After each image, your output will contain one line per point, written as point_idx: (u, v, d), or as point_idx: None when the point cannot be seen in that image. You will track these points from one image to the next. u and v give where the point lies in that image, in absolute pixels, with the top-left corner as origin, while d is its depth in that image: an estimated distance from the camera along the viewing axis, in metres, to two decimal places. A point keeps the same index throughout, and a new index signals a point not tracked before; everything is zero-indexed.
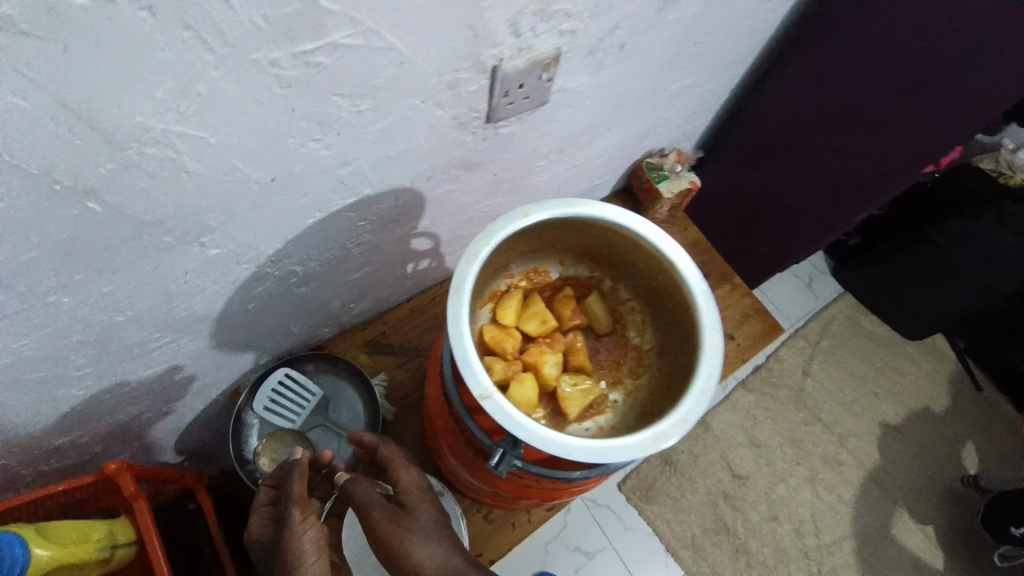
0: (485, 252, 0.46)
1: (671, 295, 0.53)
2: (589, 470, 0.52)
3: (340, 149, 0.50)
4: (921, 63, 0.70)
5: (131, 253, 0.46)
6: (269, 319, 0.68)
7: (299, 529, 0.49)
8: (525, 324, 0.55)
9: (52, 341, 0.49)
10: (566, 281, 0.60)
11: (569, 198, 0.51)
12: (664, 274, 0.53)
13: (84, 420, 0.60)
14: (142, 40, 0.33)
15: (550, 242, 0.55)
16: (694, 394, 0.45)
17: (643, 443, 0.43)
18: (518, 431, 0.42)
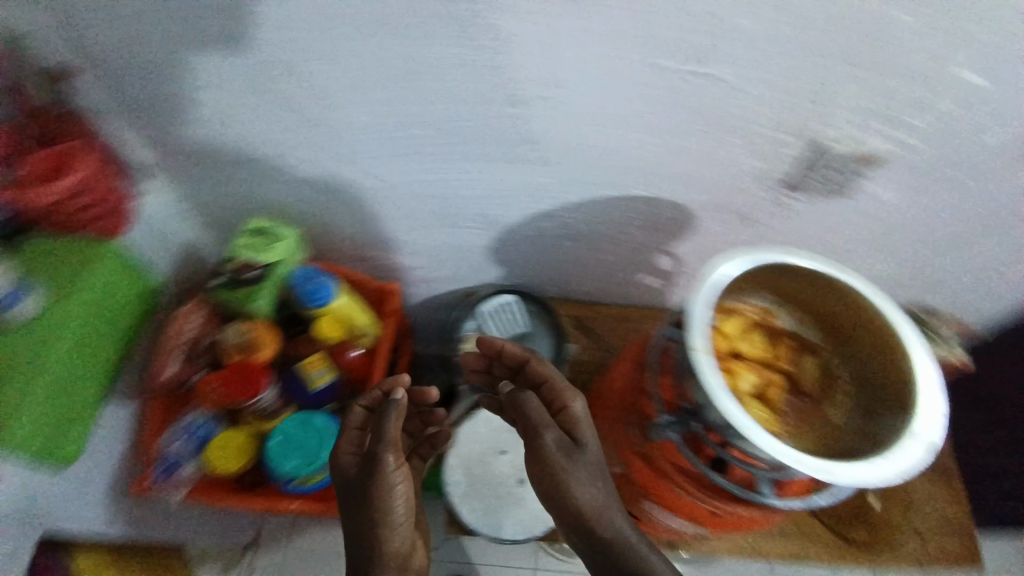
0: (749, 254, 0.54)
1: (891, 386, 0.54)
2: (733, 485, 0.55)
3: (667, 153, 0.63)
4: None
5: (502, 155, 0.66)
6: (528, 251, 0.86)
7: (391, 477, 0.59)
8: (740, 341, 0.60)
9: (424, 186, 0.72)
10: (791, 334, 0.63)
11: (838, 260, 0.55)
12: (894, 365, 0.54)
13: (392, 248, 0.85)
14: (616, 28, 0.49)
15: (799, 290, 0.60)
16: (883, 462, 0.47)
17: (808, 467, 0.46)
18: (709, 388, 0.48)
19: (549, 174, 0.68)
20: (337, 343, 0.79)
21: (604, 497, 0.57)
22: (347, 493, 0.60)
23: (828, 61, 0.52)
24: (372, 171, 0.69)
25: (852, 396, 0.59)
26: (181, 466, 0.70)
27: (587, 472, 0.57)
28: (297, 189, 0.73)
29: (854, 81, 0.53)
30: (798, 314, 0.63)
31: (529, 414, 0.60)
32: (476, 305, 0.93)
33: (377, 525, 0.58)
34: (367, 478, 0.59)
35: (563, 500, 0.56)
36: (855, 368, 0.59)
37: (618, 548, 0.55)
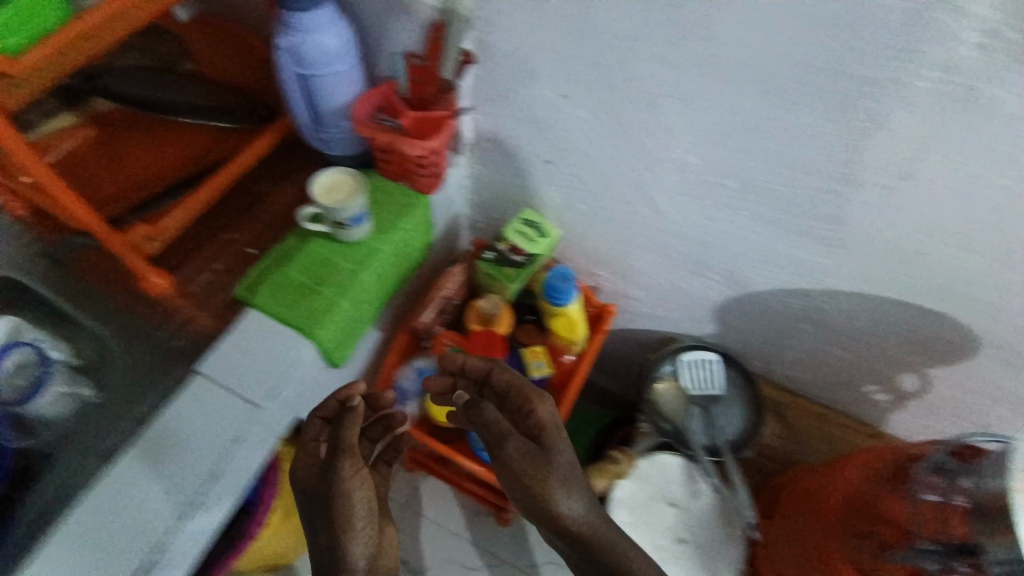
0: None
1: None
2: None
3: (987, 272, 0.61)
4: None
5: (800, 223, 0.67)
6: (758, 323, 0.86)
7: (348, 481, 0.59)
8: None
9: (698, 230, 0.75)
10: None
11: None
12: None
13: (626, 275, 0.89)
14: (1011, 138, 0.50)
15: None
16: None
17: None
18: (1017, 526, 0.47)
19: (836, 254, 0.68)
20: (554, 343, 0.83)
21: (575, 503, 0.60)
22: (312, 500, 0.61)
23: None
24: (660, 200, 0.74)
25: None
26: (407, 401, 0.80)
27: (554, 467, 0.60)
28: (581, 196, 0.80)
29: None
30: None
31: (481, 419, 0.61)
32: (678, 353, 0.93)
33: (340, 530, 0.59)
34: (328, 489, 0.59)
35: (527, 495, 0.59)
36: None
37: (584, 538, 0.61)
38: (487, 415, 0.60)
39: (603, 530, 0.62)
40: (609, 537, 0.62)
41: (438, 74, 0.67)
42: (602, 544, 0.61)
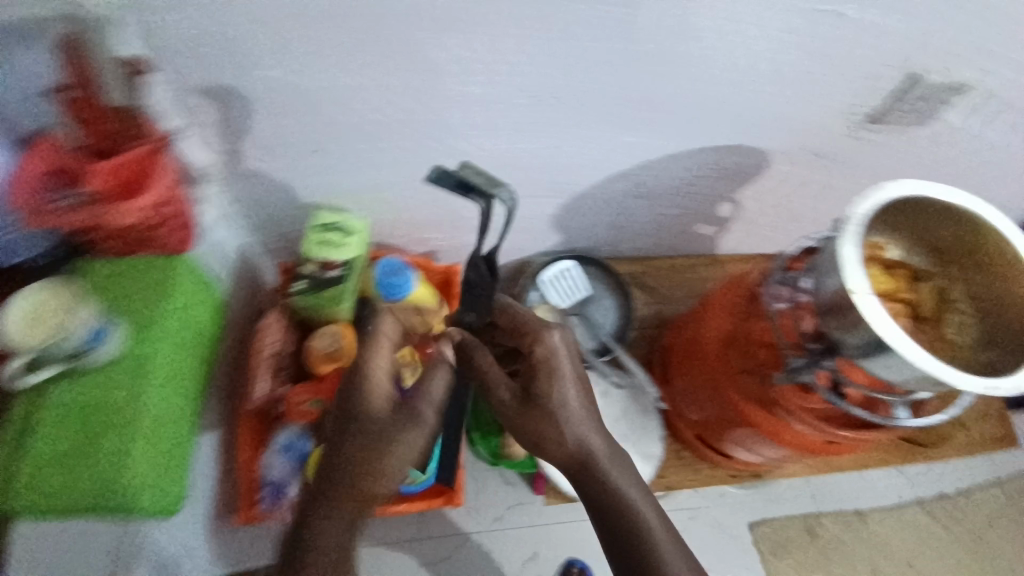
0: (879, 198, 0.52)
1: None
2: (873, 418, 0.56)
3: (757, 96, 0.63)
4: None
5: (597, 114, 0.63)
6: (594, 216, 0.85)
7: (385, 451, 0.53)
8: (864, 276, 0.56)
9: (507, 156, 0.68)
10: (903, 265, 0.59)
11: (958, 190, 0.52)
12: None
13: (457, 228, 0.82)
14: None
15: (916, 224, 0.56)
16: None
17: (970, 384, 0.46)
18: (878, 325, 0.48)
19: (635, 133, 0.67)
20: None
21: (580, 388, 0.61)
22: (350, 410, 0.54)
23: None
24: (452, 143, 0.65)
25: (970, 314, 0.56)
26: (284, 491, 0.67)
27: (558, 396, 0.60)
28: (378, 172, 0.68)
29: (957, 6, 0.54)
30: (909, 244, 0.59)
31: (553, 354, 0.61)
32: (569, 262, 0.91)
33: (374, 480, 0.54)
34: (416, 408, 0.55)
35: (569, 438, 0.60)
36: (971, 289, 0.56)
37: (580, 459, 0.60)
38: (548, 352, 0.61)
39: (604, 445, 0.61)
40: (589, 445, 0.60)
41: (95, 103, 0.47)
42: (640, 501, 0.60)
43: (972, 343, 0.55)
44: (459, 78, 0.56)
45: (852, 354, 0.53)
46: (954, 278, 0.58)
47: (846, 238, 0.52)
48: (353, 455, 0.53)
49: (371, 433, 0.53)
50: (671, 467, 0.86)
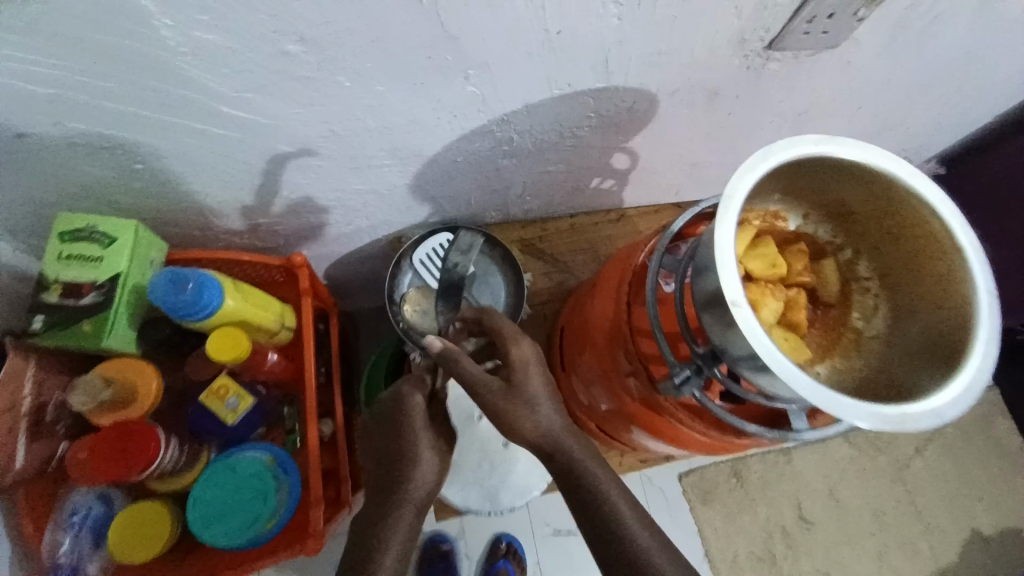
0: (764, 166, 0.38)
1: (943, 298, 0.40)
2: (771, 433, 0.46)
3: (627, 24, 0.47)
4: None
5: (415, 64, 0.46)
6: (462, 182, 0.69)
7: (416, 461, 0.53)
8: (752, 259, 0.45)
9: (311, 124, 0.51)
10: (801, 235, 0.48)
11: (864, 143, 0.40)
12: (939, 264, 0.40)
13: (287, 213, 0.65)
14: None
15: (813, 186, 0.44)
16: (962, 380, 0.35)
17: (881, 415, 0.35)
18: (761, 349, 0.35)
19: (477, 84, 0.50)
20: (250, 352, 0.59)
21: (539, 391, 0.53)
22: (381, 437, 0.56)
23: None
24: (217, 112, 0.47)
25: (881, 293, 0.45)
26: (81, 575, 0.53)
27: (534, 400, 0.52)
28: (132, 153, 0.50)
29: None
30: (806, 209, 0.47)
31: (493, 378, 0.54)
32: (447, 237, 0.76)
33: (408, 466, 0.53)
34: (399, 416, 0.56)
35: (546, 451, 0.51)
36: (881, 262, 0.45)
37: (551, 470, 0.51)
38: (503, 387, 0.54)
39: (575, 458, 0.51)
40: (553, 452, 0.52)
41: None
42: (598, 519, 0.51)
43: (884, 330, 0.44)
44: (166, 22, 0.37)
45: (737, 363, 0.42)
46: (861, 247, 0.47)
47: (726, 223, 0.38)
48: (400, 463, 0.54)
49: (406, 441, 0.54)
50: None
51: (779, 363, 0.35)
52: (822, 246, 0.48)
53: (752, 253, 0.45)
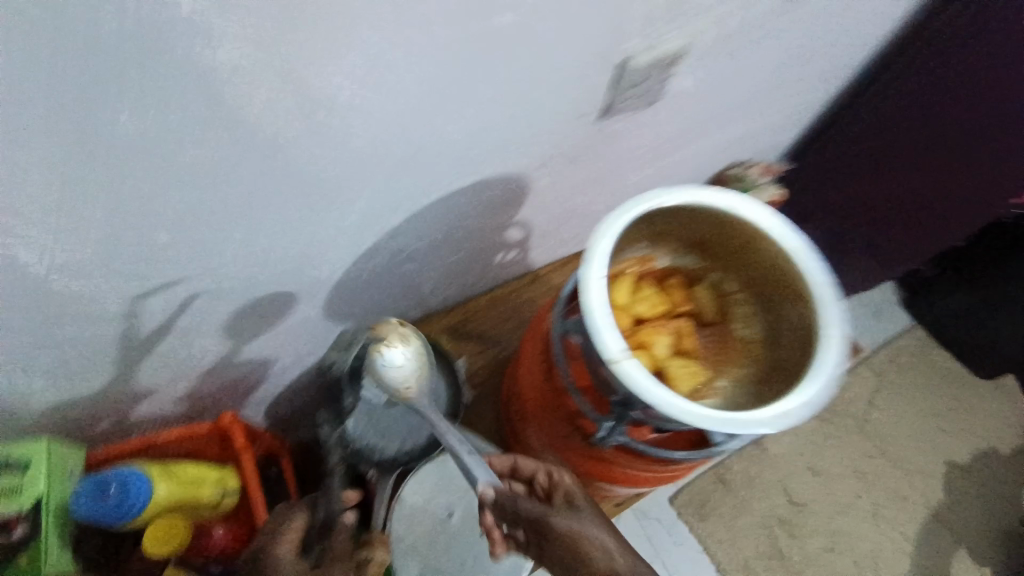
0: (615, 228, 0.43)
1: (790, 295, 0.46)
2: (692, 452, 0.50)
3: (474, 132, 0.52)
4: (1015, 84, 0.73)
5: (289, 214, 0.48)
6: (372, 294, 0.71)
7: None
8: (635, 306, 0.50)
9: (205, 290, 0.52)
10: (673, 269, 0.53)
11: (693, 184, 0.46)
12: (777, 266, 0.46)
13: (206, 374, 0.64)
14: (351, 14, 0.35)
15: (666, 228, 0.50)
16: (821, 371, 0.41)
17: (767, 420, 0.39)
18: (650, 396, 0.39)
19: (356, 211, 0.53)
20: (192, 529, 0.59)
21: (593, 517, 0.52)
22: None
23: None
24: (104, 309, 0.47)
25: (752, 303, 0.51)
26: None
27: (588, 532, 0.51)
28: (18, 372, 0.48)
29: None
30: (671, 245, 0.53)
31: (583, 543, 0.50)
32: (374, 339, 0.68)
33: None
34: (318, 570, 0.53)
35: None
36: (744, 275, 0.51)
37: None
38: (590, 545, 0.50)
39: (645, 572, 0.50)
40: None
41: None
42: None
43: (762, 334, 0.50)
44: (25, 252, 0.38)
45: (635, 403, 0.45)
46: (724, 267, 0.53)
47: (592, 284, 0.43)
48: None
49: None
50: None
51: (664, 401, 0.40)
52: (693, 273, 0.54)
53: (633, 300, 0.50)
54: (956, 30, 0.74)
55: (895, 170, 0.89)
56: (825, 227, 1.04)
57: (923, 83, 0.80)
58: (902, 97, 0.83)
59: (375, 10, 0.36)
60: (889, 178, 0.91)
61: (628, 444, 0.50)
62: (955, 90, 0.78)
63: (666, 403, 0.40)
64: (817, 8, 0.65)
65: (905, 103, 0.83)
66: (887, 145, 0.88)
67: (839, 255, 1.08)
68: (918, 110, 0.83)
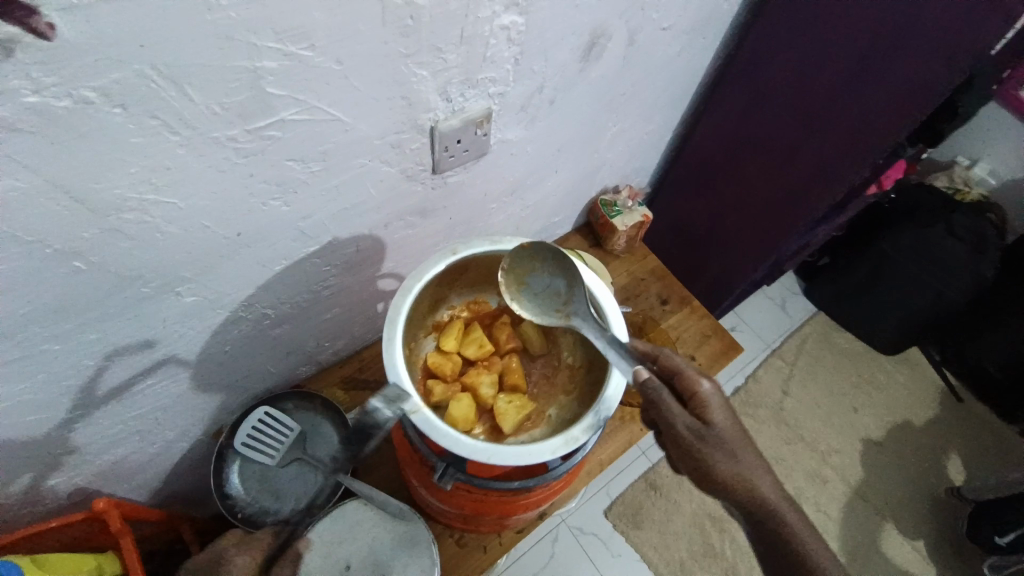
0: (417, 286, 0.51)
1: (592, 322, 0.56)
2: (527, 480, 0.54)
3: (299, 205, 0.55)
4: (809, 95, 0.80)
5: (116, 304, 0.50)
6: (247, 361, 0.72)
7: None
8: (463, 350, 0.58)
9: (46, 385, 0.52)
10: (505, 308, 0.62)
11: (492, 237, 0.56)
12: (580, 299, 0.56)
13: (76, 463, 0.64)
14: (118, 130, 0.39)
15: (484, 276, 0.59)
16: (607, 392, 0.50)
17: (555, 446, 0.48)
18: (445, 440, 0.46)
19: (193, 291, 0.55)
20: None
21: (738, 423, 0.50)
22: None
23: (384, 63, 0.48)
24: None
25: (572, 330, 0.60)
26: None
27: (732, 433, 0.48)
28: None
29: (420, 66, 0.51)
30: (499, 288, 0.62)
31: (715, 417, 0.48)
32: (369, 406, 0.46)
33: None
34: None
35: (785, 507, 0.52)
36: None
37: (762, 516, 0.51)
38: (728, 429, 0.48)
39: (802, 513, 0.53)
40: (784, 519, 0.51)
41: None
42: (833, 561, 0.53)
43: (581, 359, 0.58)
44: None
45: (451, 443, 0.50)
46: None
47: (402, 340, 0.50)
48: None
49: None
50: (457, 563, 0.77)
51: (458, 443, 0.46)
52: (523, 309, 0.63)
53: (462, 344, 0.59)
54: (744, 69, 0.86)
55: (738, 178, 0.97)
56: (700, 237, 1.12)
57: (742, 97, 0.88)
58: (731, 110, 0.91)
59: (143, 125, 0.39)
60: (735, 185, 0.98)
61: (466, 481, 0.54)
62: (767, 102, 0.85)
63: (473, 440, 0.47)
64: (624, 54, 0.71)
65: (733, 116, 0.91)
66: (725, 153, 0.96)
67: (709, 261, 1.14)
68: (744, 121, 0.90)
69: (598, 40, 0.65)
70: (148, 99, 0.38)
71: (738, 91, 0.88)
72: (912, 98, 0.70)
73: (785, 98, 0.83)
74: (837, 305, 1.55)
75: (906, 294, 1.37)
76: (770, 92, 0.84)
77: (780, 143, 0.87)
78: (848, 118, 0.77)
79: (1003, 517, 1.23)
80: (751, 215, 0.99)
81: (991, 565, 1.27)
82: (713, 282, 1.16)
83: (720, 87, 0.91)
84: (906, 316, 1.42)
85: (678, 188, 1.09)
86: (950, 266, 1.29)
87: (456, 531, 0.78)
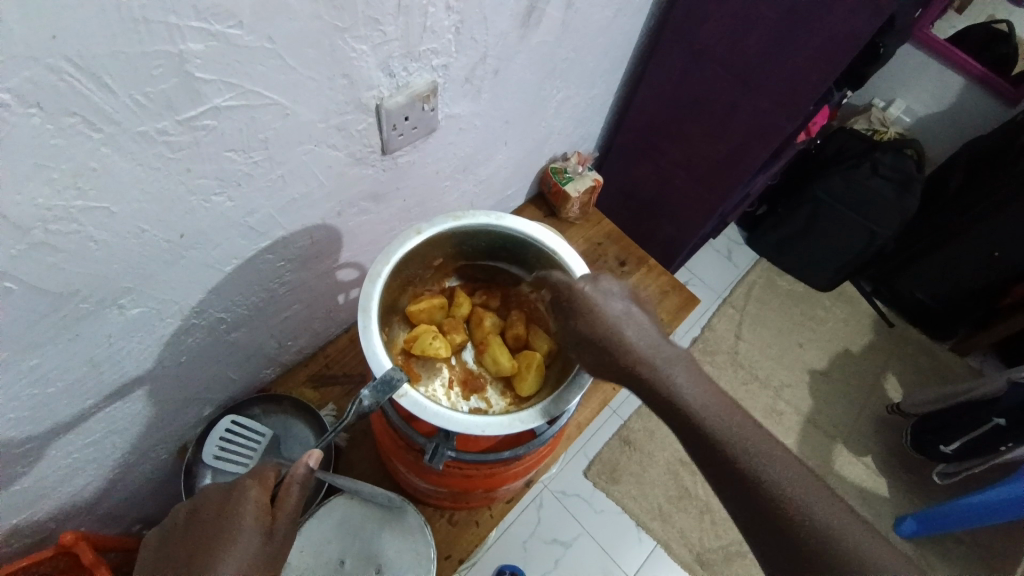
0: (385, 270, 0.52)
1: None
2: (517, 448, 0.55)
3: (243, 200, 0.52)
4: (740, 53, 0.83)
5: (54, 325, 0.46)
6: (207, 370, 0.68)
7: (243, 511, 0.43)
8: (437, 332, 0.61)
9: None
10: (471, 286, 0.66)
11: (455, 212, 0.57)
12: (551, 266, 0.60)
13: (30, 500, 0.59)
14: (33, 132, 0.35)
15: (448, 254, 0.61)
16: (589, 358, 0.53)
17: (545, 411, 0.51)
18: (433, 420, 0.47)
19: (138, 302, 0.51)
20: None
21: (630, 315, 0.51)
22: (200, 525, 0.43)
23: (322, 39, 0.46)
24: None
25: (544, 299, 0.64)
26: None
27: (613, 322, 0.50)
28: None
29: (359, 40, 0.49)
30: (466, 267, 0.65)
31: (597, 307, 0.51)
32: (362, 390, 0.46)
33: (227, 528, 0.42)
34: (228, 501, 0.44)
35: (733, 421, 0.45)
36: (529, 276, 0.64)
37: (699, 433, 0.45)
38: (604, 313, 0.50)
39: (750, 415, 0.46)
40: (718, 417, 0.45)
41: None
42: (804, 471, 0.43)
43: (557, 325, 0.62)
44: None
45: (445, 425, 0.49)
46: (516, 273, 0.65)
47: (377, 327, 0.50)
48: (211, 514, 0.43)
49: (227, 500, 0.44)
50: (452, 541, 0.78)
51: (447, 421, 0.48)
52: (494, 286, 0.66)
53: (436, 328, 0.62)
54: (678, 30, 0.87)
55: (681, 138, 0.99)
56: (646, 200, 1.16)
57: (679, 58, 0.90)
58: (667, 71, 0.93)
59: (64, 124, 0.36)
60: (677, 145, 1.01)
61: (457, 459, 0.54)
62: (702, 62, 0.88)
63: (464, 416, 0.49)
64: (562, 19, 0.71)
65: (670, 77, 0.93)
66: (665, 113, 0.98)
67: (657, 223, 1.19)
68: (681, 83, 0.93)
69: (537, 4, 0.64)
70: (61, 93, 0.34)
71: (674, 53, 0.90)
72: (833, 49, 0.74)
73: (717, 57, 0.86)
74: (777, 251, 1.64)
75: (841, 233, 1.47)
76: (704, 52, 0.87)
77: (716, 102, 0.91)
78: (778, 76, 0.81)
79: (941, 430, 1.36)
80: (696, 173, 1.02)
81: (941, 472, 1.41)
82: (664, 243, 1.21)
83: (656, 49, 0.93)
84: (840, 254, 1.53)
85: (624, 157, 1.12)
86: (877, 206, 1.38)
87: (447, 511, 0.78)
